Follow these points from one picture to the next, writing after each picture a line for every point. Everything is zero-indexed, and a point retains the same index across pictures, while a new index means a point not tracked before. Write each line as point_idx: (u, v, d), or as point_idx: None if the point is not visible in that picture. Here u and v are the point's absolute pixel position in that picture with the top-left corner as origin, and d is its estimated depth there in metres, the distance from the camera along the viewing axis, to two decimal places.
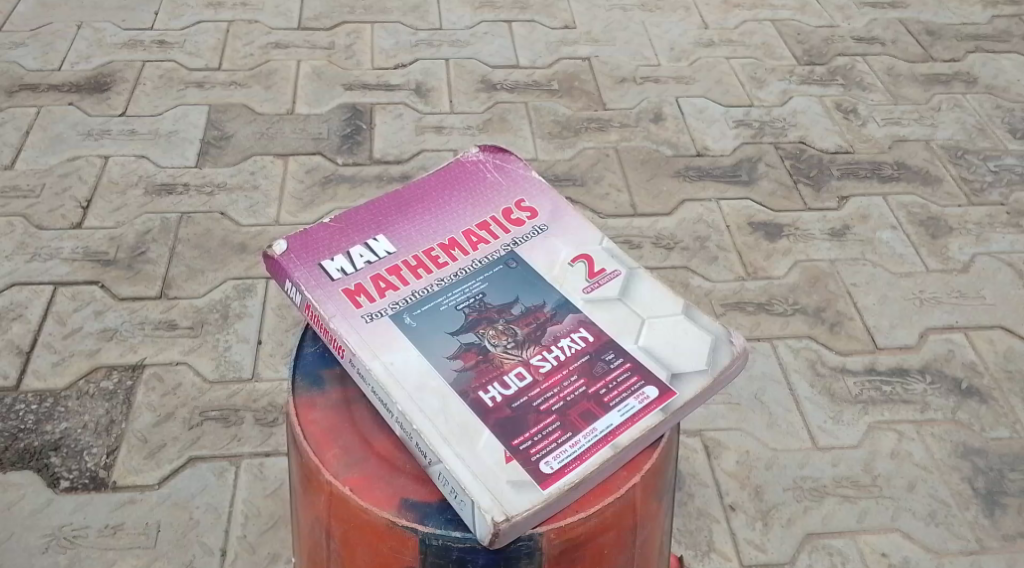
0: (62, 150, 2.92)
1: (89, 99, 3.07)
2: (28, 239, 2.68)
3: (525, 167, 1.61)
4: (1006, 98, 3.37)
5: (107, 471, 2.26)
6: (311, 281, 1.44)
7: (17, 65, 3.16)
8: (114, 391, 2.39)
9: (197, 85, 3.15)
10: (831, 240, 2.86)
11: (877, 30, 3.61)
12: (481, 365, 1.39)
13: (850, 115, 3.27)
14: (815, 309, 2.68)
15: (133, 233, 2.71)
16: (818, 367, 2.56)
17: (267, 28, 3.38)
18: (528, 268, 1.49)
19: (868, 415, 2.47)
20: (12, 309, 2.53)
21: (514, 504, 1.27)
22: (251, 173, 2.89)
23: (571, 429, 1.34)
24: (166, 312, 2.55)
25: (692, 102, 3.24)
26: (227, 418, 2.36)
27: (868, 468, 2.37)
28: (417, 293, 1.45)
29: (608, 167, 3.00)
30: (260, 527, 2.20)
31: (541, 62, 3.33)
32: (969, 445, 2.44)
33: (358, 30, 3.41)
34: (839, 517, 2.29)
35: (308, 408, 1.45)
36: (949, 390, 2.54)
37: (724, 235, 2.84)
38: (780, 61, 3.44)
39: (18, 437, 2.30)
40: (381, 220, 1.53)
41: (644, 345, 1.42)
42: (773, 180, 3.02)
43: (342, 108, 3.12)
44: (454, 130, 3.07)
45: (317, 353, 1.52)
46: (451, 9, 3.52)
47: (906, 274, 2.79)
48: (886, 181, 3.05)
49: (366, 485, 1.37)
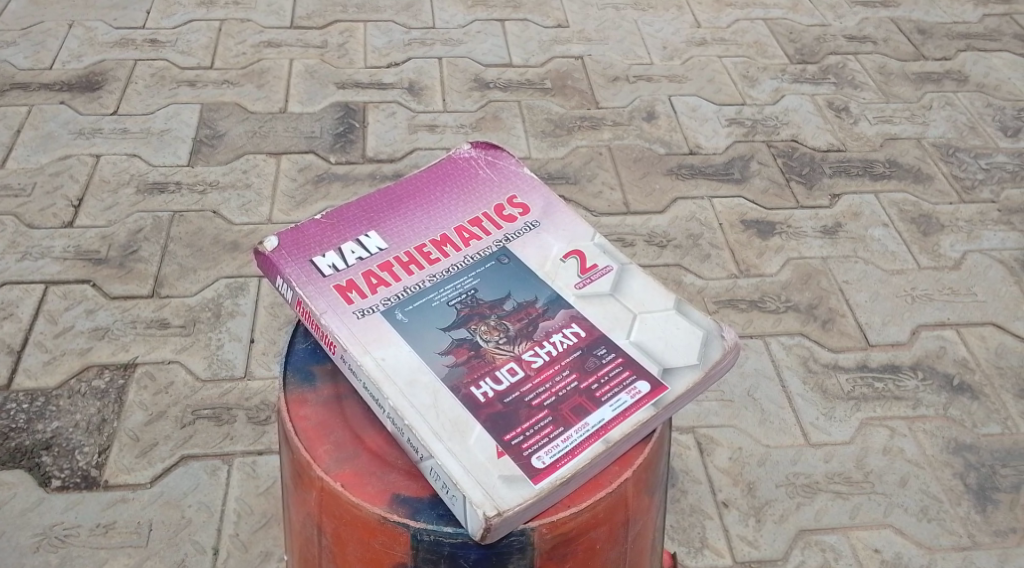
0: (53, 149, 2.91)
1: (80, 98, 3.07)
2: (19, 237, 2.67)
3: (516, 163, 1.61)
4: (997, 96, 3.38)
5: (100, 469, 2.26)
6: (302, 278, 1.44)
7: (8, 64, 3.16)
8: (106, 390, 2.39)
9: (190, 83, 3.14)
10: (823, 237, 2.87)
11: (869, 29, 3.63)
12: (473, 361, 1.39)
13: (842, 114, 3.27)
14: (808, 306, 2.68)
15: (125, 232, 2.71)
16: (810, 364, 2.56)
17: (259, 27, 3.37)
18: (520, 264, 1.49)
19: (860, 411, 2.48)
20: (3, 308, 2.52)
21: (506, 498, 1.27)
22: (244, 172, 2.89)
23: (563, 424, 1.34)
24: (158, 311, 2.54)
25: (685, 101, 3.25)
26: (219, 417, 2.36)
27: (860, 464, 2.38)
28: (408, 289, 1.45)
29: (600, 165, 3.00)
30: (253, 525, 2.20)
31: (534, 61, 3.33)
32: (961, 441, 2.44)
33: (351, 29, 3.40)
34: (831, 513, 2.30)
35: (299, 404, 1.45)
36: (941, 387, 2.54)
37: (716, 233, 2.84)
38: (771, 60, 3.45)
39: (9, 436, 2.30)
40: (373, 217, 1.53)
41: (636, 340, 1.42)
42: (765, 177, 3.03)
43: (335, 106, 3.12)
44: (448, 129, 3.07)
45: (308, 348, 1.52)
46: (444, 8, 3.52)
47: (898, 271, 2.80)
48: (878, 178, 3.06)
49: (359, 481, 1.37)
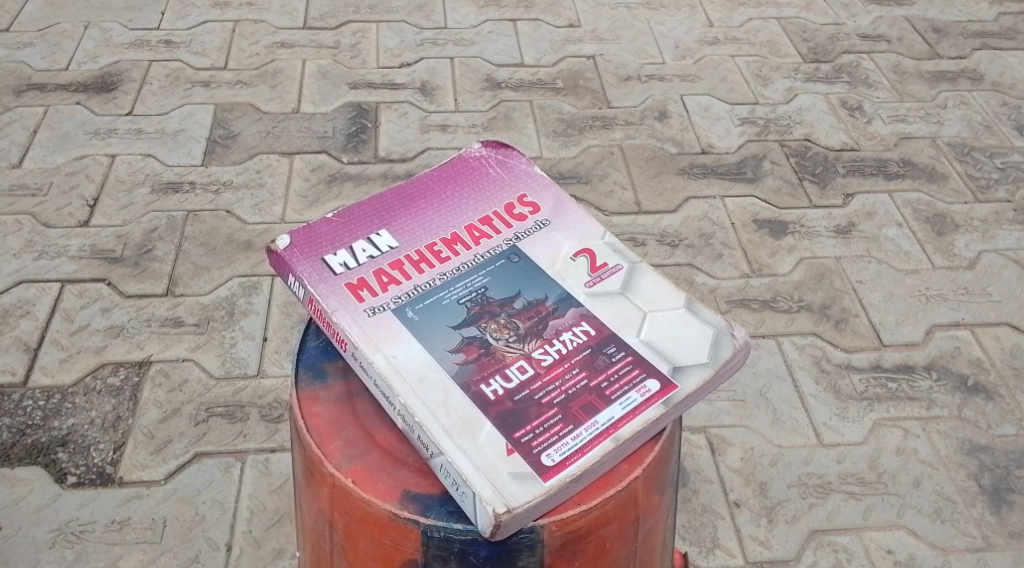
0: (69, 149, 2.93)
1: (96, 99, 3.09)
2: (35, 237, 2.69)
3: (527, 162, 1.62)
4: (1012, 95, 3.36)
5: (114, 466, 2.28)
6: (314, 275, 1.45)
7: (25, 65, 3.18)
8: (121, 387, 2.41)
9: (204, 84, 3.16)
10: (836, 237, 2.86)
11: (882, 28, 3.61)
12: (483, 359, 1.39)
13: (855, 113, 3.26)
14: (821, 306, 2.68)
15: (140, 231, 2.73)
16: (823, 364, 2.55)
17: (273, 28, 3.39)
18: (531, 262, 1.49)
19: (873, 411, 2.47)
20: (20, 306, 2.55)
21: (515, 496, 1.27)
22: (257, 172, 2.90)
23: (572, 421, 1.35)
24: (172, 310, 2.56)
25: (698, 101, 3.24)
26: (232, 414, 2.37)
27: (873, 464, 2.37)
28: (419, 287, 1.45)
29: (612, 165, 3.00)
30: (265, 523, 2.21)
31: (546, 61, 3.33)
32: (975, 442, 2.43)
33: (364, 29, 3.41)
34: (844, 514, 2.29)
35: (311, 401, 1.46)
36: (956, 387, 2.53)
37: (728, 233, 2.84)
38: (784, 59, 3.44)
39: (26, 433, 2.32)
40: (385, 215, 1.54)
41: (646, 338, 1.43)
42: (778, 177, 3.02)
43: (348, 107, 3.13)
44: (459, 129, 3.07)
45: (319, 346, 1.53)
46: (457, 9, 3.52)
47: (912, 271, 2.78)
48: (892, 178, 3.04)
49: (369, 477, 1.38)
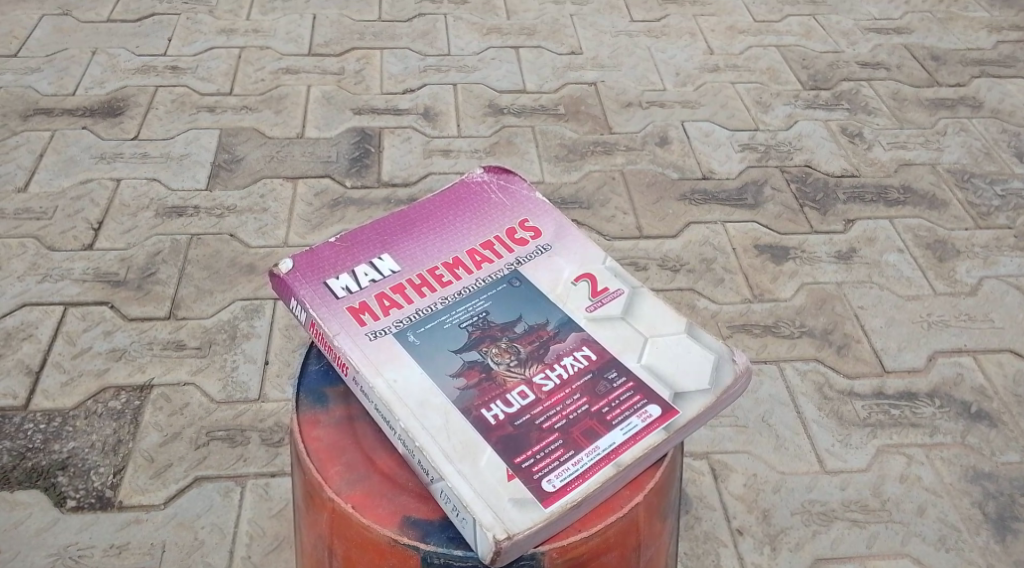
0: (74, 173, 2.95)
1: (102, 123, 3.11)
2: (39, 260, 2.70)
3: (528, 187, 1.62)
4: (1012, 122, 3.37)
5: (114, 490, 2.27)
6: (315, 299, 1.45)
7: (32, 90, 3.21)
8: (122, 411, 2.40)
9: (209, 109, 3.18)
10: (837, 262, 2.86)
11: (882, 55, 3.63)
12: (484, 383, 1.39)
13: (855, 139, 3.27)
14: (823, 331, 2.67)
15: (144, 254, 2.74)
16: (825, 390, 2.54)
17: (278, 54, 3.42)
18: (532, 287, 1.49)
19: (876, 438, 2.46)
20: (23, 329, 2.55)
21: (516, 522, 1.27)
22: (260, 196, 2.91)
23: (573, 447, 1.34)
24: (174, 333, 2.56)
25: (699, 127, 3.26)
26: (233, 438, 2.36)
27: (877, 492, 2.36)
28: (420, 311, 1.46)
29: (614, 190, 3.01)
30: (265, 548, 2.20)
31: (547, 88, 3.35)
32: (979, 470, 2.42)
33: (367, 56, 3.44)
34: (848, 541, 2.27)
35: (311, 425, 1.46)
36: (959, 414, 2.52)
37: (730, 258, 2.84)
38: (785, 86, 3.45)
39: (26, 456, 2.31)
40: (387, 239, 1.54)
41: (647, 363, 1.42)
42: (779, 203, 3.03)
43: (351, 132, 3.15)
44: (462, 153, 3.09)
45: (320, 370, 1.52)
46: (460, 35, 3.55)
47: (914, 297, 2.78)
48: (893, 204, 3.04)
49: (370, 502, 1.38)
